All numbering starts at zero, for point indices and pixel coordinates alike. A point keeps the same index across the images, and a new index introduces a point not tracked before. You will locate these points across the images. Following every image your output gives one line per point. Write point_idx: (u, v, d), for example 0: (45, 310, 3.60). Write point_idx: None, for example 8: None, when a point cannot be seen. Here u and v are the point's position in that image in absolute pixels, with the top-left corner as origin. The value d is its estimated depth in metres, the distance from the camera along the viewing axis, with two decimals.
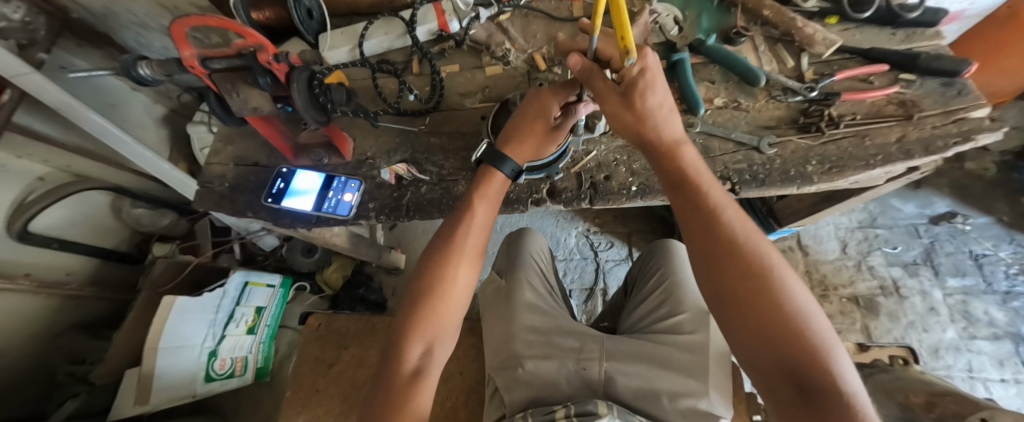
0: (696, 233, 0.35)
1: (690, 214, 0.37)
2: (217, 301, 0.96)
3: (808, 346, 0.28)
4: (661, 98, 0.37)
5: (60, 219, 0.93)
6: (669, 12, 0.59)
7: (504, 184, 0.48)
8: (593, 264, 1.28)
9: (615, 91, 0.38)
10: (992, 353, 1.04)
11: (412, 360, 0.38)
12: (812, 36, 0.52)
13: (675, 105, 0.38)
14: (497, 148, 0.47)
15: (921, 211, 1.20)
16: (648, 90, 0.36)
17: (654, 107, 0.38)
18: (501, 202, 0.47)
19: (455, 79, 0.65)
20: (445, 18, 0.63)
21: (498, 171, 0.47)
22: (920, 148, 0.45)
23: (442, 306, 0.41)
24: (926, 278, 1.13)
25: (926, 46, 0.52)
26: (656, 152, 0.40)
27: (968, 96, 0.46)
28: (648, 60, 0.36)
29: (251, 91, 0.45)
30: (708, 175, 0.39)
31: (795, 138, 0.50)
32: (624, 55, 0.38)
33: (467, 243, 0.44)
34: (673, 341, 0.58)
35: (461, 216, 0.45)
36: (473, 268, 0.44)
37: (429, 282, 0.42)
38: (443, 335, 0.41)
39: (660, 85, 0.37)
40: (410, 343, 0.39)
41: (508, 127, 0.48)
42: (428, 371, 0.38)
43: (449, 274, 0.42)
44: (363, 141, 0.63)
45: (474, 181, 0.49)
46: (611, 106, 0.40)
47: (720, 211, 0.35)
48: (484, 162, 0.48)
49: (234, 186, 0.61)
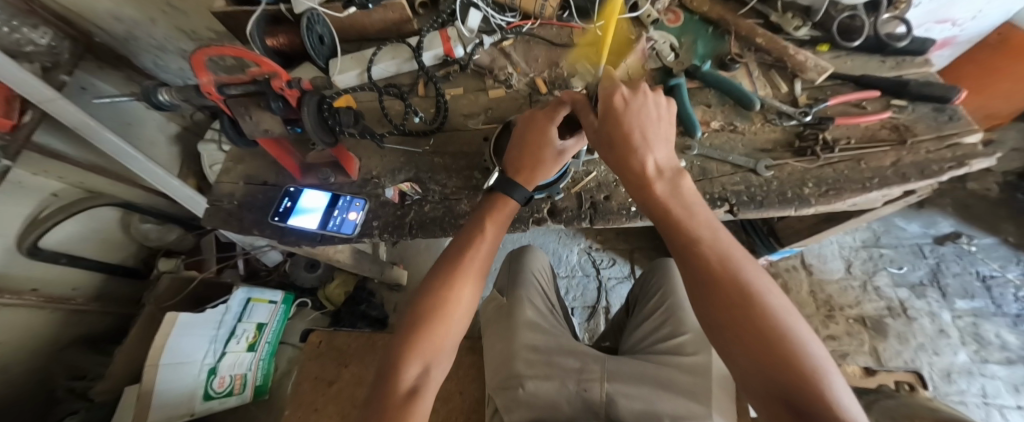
0: (682, 262, 0.37)
1: (676, 242, 0.37)
2: (219, 317, 0.96)
3: (799, 370, 0.28)
4: (647, 125, 0.40)
5: (69, 233, 0.95)
6: (665, 39, 0.61)
7: (515, 210, 0.49)
8: (596, 282, 1.28)
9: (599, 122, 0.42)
10: (1006, 378, 1.02)
11: (409, 379, 0.39)
12: (803, 62, 0.54)
13: (650, 128, 0.41)
14: (506, 176, 0.49)
15: (925, 231, 1.19)
16: (621, 116, 0.40)
17: (624, 136, 0.40)
18: (509, 223, 0.48)
19: (459, 101, 0.67)
20: (450, 44, 0.66)
21: (509, 198, 0.48)
22: (915, 171, 0.46)
23: (444, 325, 0.42)
24: (934, 299, 1.11)
25: (916, 73, 0.53)
26: (635, 183, 0.40)
27: (960, 122, 0.47)
28: (614, 95, 0.40)
29: (263, 115, 0.47)
30: (689, 204, 0.39)
31: (791, 161, 0.51)
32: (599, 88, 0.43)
33: (473, 259, 0.45)
34: (674, 363, 0.57)
35: (473, 235, 0.46)
36: (475, 290, 0.45)
37: (432, 304, 0.42)
38: (439, 358, 0.41)
39: (637, 112, 0.41)
40: (407, 362, 0.39)
41: (511, 156, 0.49)
42: (422, 391, 0.38)
43: (451, 295, 0.43)
44: (368, 160, 0.64)
45: (484, 202, 0.50)
46: (592, 139, 0.43)
47: (704, 236, 0.36)
48: (495, 190, 0.49)
49: (242, 204, 0.62)
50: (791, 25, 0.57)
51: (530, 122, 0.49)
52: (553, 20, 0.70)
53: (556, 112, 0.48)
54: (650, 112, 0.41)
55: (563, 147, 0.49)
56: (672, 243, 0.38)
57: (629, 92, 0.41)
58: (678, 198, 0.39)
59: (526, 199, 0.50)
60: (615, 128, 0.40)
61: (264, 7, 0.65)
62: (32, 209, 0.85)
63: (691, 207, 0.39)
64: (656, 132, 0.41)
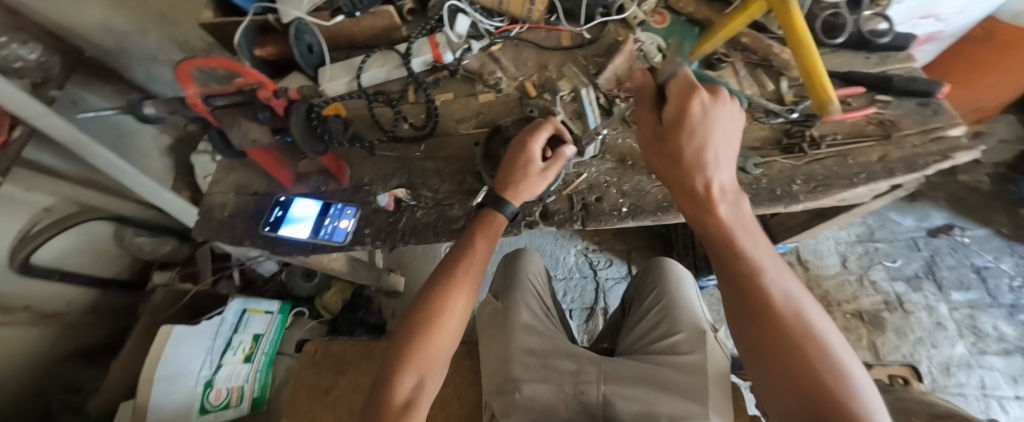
0: (731, 282, 0.36)
1: (727, 266, 0.37)
2: (215, 328, 0.98)
3: (846, 402, 0.27)
4: (720, 143, 0.37)
5: (61, 249, 0.94)
6: (653, 41, 0.63)
7: (503, 226, 0.48)
8: (593, 283, 1.28)
9: (663, 132, 0.39)
10: (1004, 369, 1.02)
11: (404, 392, 0.39)
12: (787, 60, 0.55)
13: (720, 144, 0.37)
14: (494, 192, 0.49)
15: (919, 224, 1.19)
16: (693, 126, 0.36)
17: (691, 153, 0.37)
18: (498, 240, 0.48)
19: (450, 106, 0.68)
20: (439, 50, 0.66)
21: (499, 213, 0.48)
22: (902, 166, 0.46)
23: (437, 335, 0.41)
24: (930, 293, 1.12)
25: (900, 68, 0.52)
26: (691, 201, 0.39)
27: (945, 116, 0.48)
28: (693, 102, 0.36)
29: (251, 125, 0.46)
30: (750, 227, 0.38)
31: (778, 158, 0.51)
32: (675, 90, 0.38)
33: (468, 268, 0.45)
34: (671, 362, 0.58)
35: (463, 248, 0.46)
36: (468, 299, 0.45)
37: (427, 313, 0.42)
38: (434, 371, 0.41)
39: (709, 124, 0.36)
40: (401, 373, 0.39)
41: (497, 174, 0.49)
42: (417, 404, 0.39)
43: (445, 305, 0.43)
44: (359, 167, 0.63)
45: (473, 219, 0.50)
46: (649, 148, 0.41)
47: (760, 262, 0.35)
48: (486, 206, 0.49)
49: (233, 214, 0.61)
50: (774, 23, 0.58)
51: (511, 143, 0.50)
52: (541, 24, 0.70)
53: (537, 133, 0.48)
54: (728, 125, 0.37)
55: (545, 166, 0.48)
56: (722, 266, 0.38)
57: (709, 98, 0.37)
58: (739, 221, 0.38)
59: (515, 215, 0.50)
60: (686, 139, 0.36)
61: (251, 17, 0.64)
62: (24, 225, 0.84)
63: (750, 232, 0.37)
64: (727, 150, 0.38)
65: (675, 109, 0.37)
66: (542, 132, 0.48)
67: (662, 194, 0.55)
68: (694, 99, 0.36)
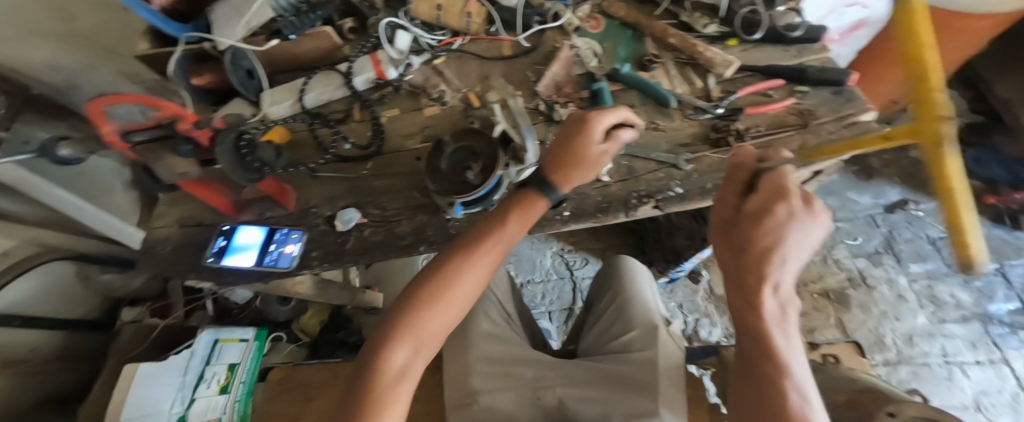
0: (750, 341, 0.41)
1: (751, 329, 0.41)
2: (184, 363, 0.95)
3: None
4: (791, 248, 0.39)
5: (21, 293, 0.91)
6: (589, 46, 0.64)
7: (542, 211, 0.50)
8: (570, 283, 1.29)
9: (739, 220, 0.41)
10: (963, 335, 1.06)
11: (398, 358, 0.43)
12: (711, 59, 0.56)
13: (795, 248, 0.39)
14: (543, 176, 0.50)
15: (876, 201, 1.23)
16: (768, 229, 0.39)
17: (761, 251, 0.39)
18: (533, 221, 0.50)
19: (395, 122, 0.68)
20: (381, 66, 0.66)
21: (543, 199, 0.50)
22: (819, 153, 0.48)
23: (440, 304, 0.46)
24: (890, 266, 1.16)
25: (816, 59, 0.54)
26: (739, 290, 0.42)
27: (856, 102, 0.50)
28: (773, 216, 0.38)
29: (175, 158, 0.46)
30: (790, 329, 0.41)
31: (708, 153, 0.53)
32: (765, 190, 0.39)
33: (489, 248, 0.48)
34: (624, 359, 0.60)
35: (496, 223, 0.48)
36: (482, 275, 0.48)
37: (441, 279, 0.46)
38: (428, 342, 0.45)
39: (788, 226, 0.38)
40: (399, 340, 0.43)
41: (551, 154, 0.50)
42: (409, 371, 0.43)
43: (455, 277, 0.46)
44: (306, 191, 0.63)
45: (515, 195, 0.51)
46: (722, 236, 0.43)
47: (784, 357, 0.39)
48: (532, 188, 0.50)
49: (178, 247, 0.61)
50: (699, 23, 0.59)
51: (571, 123, 0.49)
52: (480, 35, 0.71)
53: (601, 118, 0.48)
54: (808, 234, 0.39)
55: (603, 151, 0.49)
56: (746, 327, 0.42)
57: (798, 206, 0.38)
58: (782, 319, 0.40)
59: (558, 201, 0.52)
60: (766, 239, 0.39)
61: (185, 47, 0.63)
62: None
63: (788, 331, 0.40)
64: (797, 257, 0.40)
65: (759, 203, 0.39)
66: (606, 117, 0.48)
67: (601, 196, 0.55)
68: (781, 201, 0.38)
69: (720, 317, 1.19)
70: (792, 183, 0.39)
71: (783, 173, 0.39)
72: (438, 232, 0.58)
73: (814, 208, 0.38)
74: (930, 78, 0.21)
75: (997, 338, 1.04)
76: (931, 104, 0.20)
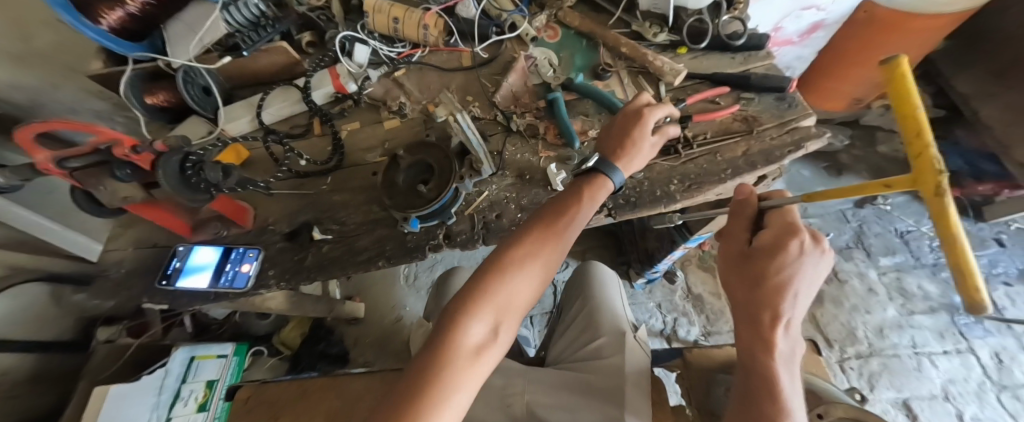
0: (746, 368, 0.42)
1: (751, 357, 0.41)
2: (160, 382, 0.91)
3: None
4: (800, 286, 0.39)
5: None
6: (545, 56, 0.65)
7: (609, 190, 0.47)
8: (551, 287, 1.29)
9: (750, 253, 0.41)
10: (931, 326, 1.08)
11: (475, 335, 0.38)
12: (661, 67, 0.57)
13: (805, 287, 0.40)
14: (606, 158, 0.47)
15: (846, 197, 1.26)
16: (782, 265, 0.39)
17: (774, 283, 0.39)
18: (599, 202, 0.47)
19: (355, 135, 0.68)
20: (340, 80, 0.66)
21: (609, 180, 0.46)
22: (762, 158, 0.49)
23: (516, 282, 0.41)
24: (860, 260, 1.18)
25: (761, 66, 0.56)
26: (751, 328, 0.41)
27: (797, 108, 0.51)
28: (790, 249, 0.38)
29: (117, 183, 0.46)
30: (791, 367, 0.41)
31: (659, 160, 0.53)
32: (777, 224, 0.40)
33: (564, 235, 0.45)
34: (590, 366, 0.62)
35: (568, 206, 0.46)
36: (550, 263, 0.44)
37: (513, 258, 0.42)
38: (506, 320, 0.41)
39: (800, 264, 0.39)
40: (474, 315, 0.39)
41: (609, 141, 0.48)
42: (485, 349, 0.38)
43: (532, 255, 0.43)
44: (264, 208, 0.63)
45: (581, 178, 0.48)
46: (731, 263, 0.43)
47: (784, 389, 0.39)
48: (595, 167, 0.47)
49: (132, 270, 0.60)
50: (649, 33, 0.60)
51: (625, 115, 0.49)
52: (440, 47, 0.71)
53: (652, 112, 0.48)
54: (816, 273, 0.40)
55: (653, 143, 0.48)
56: (746, 354, 0.42)
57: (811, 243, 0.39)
58: (785, 357, 0.41)
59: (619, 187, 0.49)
60: (779, 270, 0.39)
61: (135, 66, 0.62)
62: None
63: (789, 369, 0.41)
64: (804, 294, 0.40)
65: (771, 239, 0.40)
66: (657, 111, 0.48)
67: None
68: (792, 238, 0.38)
69: (697, 315, 1.20)
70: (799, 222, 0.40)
71: (788, 213, 0.40)
72: (396, 246, 0.58)
73: (824, 248, 0.39)
74: (923, 127, 0.23)
75: (963, 328, 1.07)
76: (922, 160, 0.22)
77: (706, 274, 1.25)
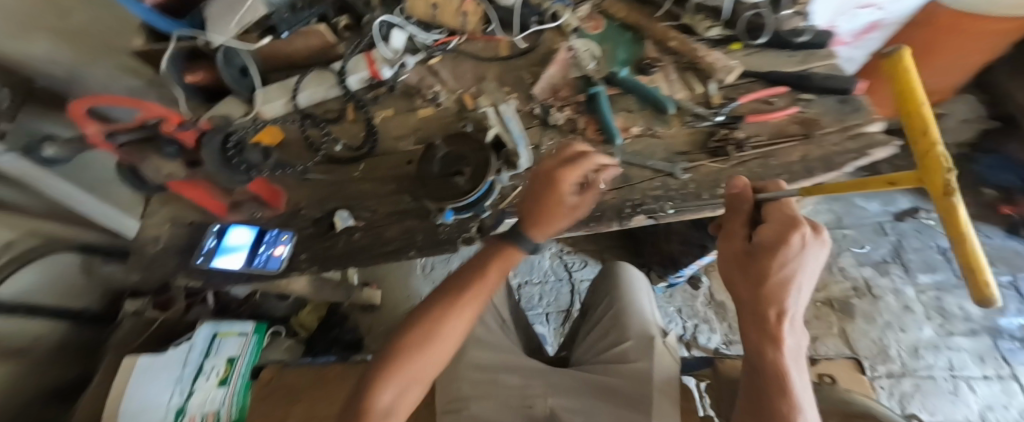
0: (753, 366, 0.40)
1: (758, 358, 0.39)
2: (183, 356, 0.94)
3: None
4: (802, 280, 0.36)
5: (26, 284, 0.90)
6: (587, 48, 0.63)
7: (518, 261, 0.47)
8: (568, 285, 1.28)
9: (750, 255, 0.36)
10: (971, 349, 1.03)
11: (384, 401, 0.41)
12: (713, 63, 0.54)
13: (808, 279, 0.36)
14: (521, 227, 0.45)
15: (885, 208, 1.20)
16: (785, 263, 0.34)
17: (777, 284, 0.35)
18: (510, 271, 0.47)
19: (388, 123, 0.67)
20: (375, 66, 0.65)
21: (517, 249, 0.46)
22: (821, 165, 0.46)
23: (427, 354, 0.43)
24: (898, 276, 1.13)
25: (822, 66, 0.52)
26: (759, 333, 0.39)
27: (864, 111, 0.48)
28: (790, 248, 0.33)
29: (162, 160, 0.48)
30: (797, 364, 0.40)
31: (705, 162, 0.51)
32: (777, 218, 0.35)
33: (470, 303, 0.45)
34: (615, 370, 0.60)
35: (474, 277, 0.46)
36: (462, 330, 0.45)
37: (423, 330, 0.44)
38: (416, 387, 0.43)
39: (802, 259, 0.35)
40: (384, 385, 0.41)
41: (525, 200, 0.46)
42: (393, 413, 0.41)
43: (439, 327, 0.44)
44: (296, 192, 0.63)
45: (489, 245, 0.48)
46: (728, 263, 0.39)
47: (793, 387, 0.38)
48: (506, 238, 0.46)
49: (167, 247, 0.61)
50: (702, 26, 0.57)
51: (542, 173, 0.45)
52: (478, 35, 0.70)
53: (575, 170, 0.44)
54: (817, 263, 0.36)
55: (575, 202, 0.45)
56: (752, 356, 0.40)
57: (812, 233, 0.35)
58: (791, 350, 0.40)
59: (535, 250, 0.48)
60: (778, 272, 0.35)
61: (177, 45, 0.62)
62: None
63: (796, 361, 0.40)
64: (807, 283, 0.37)
65: (772, 235, 0.34)
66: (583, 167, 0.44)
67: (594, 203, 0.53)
68: (795, 232, 0.33)
69: (719, 323, 1.17)
70: (798, 213, 0.35)
71: (786, 206, 0.36)
72: (427, 237, 0.57)
73: (824, 238, 0.35)
74: (929, 126, 0.22)
75: (1006, 352, 1.02)
76: (929, 158, 0.21)
77: None
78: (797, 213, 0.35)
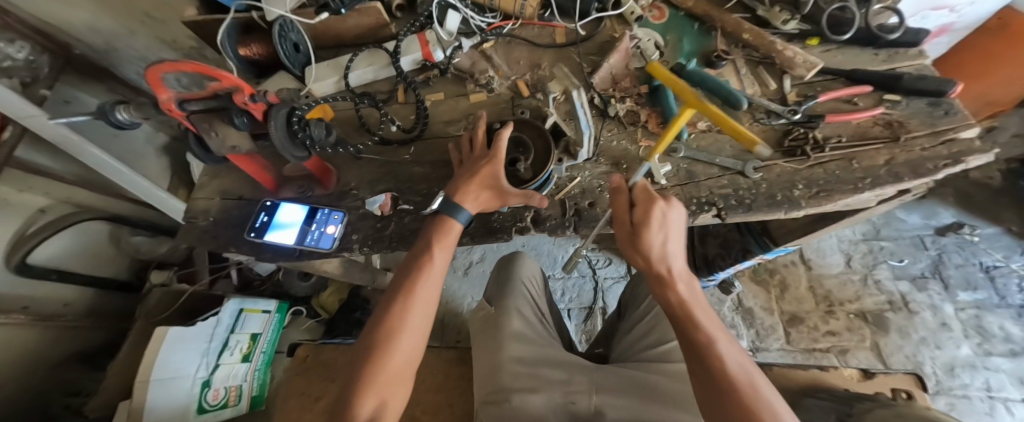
0: (682, 333, 0.40)
1: (680, 322, 0.40)
2: (211, 329, 0.93)
3: None
4: (670, 242, 0.41)
5: (60, 249, 0.93)
6: (650, 37, 0.60)
7: (458, 232, 0.48)
8: (591, 282, 1.26)
9: (634, 228, 0.42)
10: (1010, 370, 1.00)
11: (367, 410, 0.39)
12: (792, 58, 0.52)
13: (677, 244, 0.42)
14: (448, 200, 0.48)
15: (926, 222, 1.17)
16: (655, 226, 0.41)
17: (658, 245, 0.41)
18: (455, 245, 0.48)
19: (439, 107, 0.65)
20: (429, 48, 0.63)
21: (454, 221, 0.47)
22: (908, 170, 0.43)
23: (397, 348, 0.41)
24: (936, 292, 1.09)
25: (910, 66, 0.51)
26: (657, 286, 0.42)
27: (957, 116, 0.45)
28: (654, 210, 0.41)
29: (228, 130, 0.46)
30: (702, 300, 0.41)
31: (780, 162, 0.49)
32: (641, 196, 0.43)
33: (424, 289, 0.45)
34: (658, 368, 0.58)
35: (418, 265, 0.45)
36: (426, 313, 0.44)
37: (387, 329, 0.42)
38: (396, 387, 0.41)
39: (668, 227, 0.41)
40: (362, 395, 0.39)
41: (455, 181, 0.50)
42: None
43: (403, 321, 0.42)
44: (347, 172, 0.62)
45: (428, 229, 0.49)
46: (625, 239, 0.44)
47: (718, 342, 0.37)
48: (441, 213, 0.48)
49: (217, 221, 0.61)
50: (778, 19, 0.55)
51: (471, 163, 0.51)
52: (533, 21, 0.68)
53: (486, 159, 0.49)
54: (680, 227, 0.42)
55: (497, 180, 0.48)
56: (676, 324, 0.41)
57: (663, 204, 0.42)
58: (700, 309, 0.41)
59: (469, 222, 0.49)
60: (652, 236, 0.41)
61: (234, 15, 0.63)
62: (20, 226, 0.83)
63: (710, 318, 0.40)
64: (678, 244, 0.42)
65: (641, 212, 0.42)
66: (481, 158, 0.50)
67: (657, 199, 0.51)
68: (655, 206, 0.41)
69: (745, 329, 1.12)
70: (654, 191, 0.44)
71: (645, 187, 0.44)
72: (480, 225, 0.56)
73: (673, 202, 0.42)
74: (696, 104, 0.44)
75: None
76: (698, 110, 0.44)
77: (759, 287, 1.17)
78: (652, 191, 0.44)
